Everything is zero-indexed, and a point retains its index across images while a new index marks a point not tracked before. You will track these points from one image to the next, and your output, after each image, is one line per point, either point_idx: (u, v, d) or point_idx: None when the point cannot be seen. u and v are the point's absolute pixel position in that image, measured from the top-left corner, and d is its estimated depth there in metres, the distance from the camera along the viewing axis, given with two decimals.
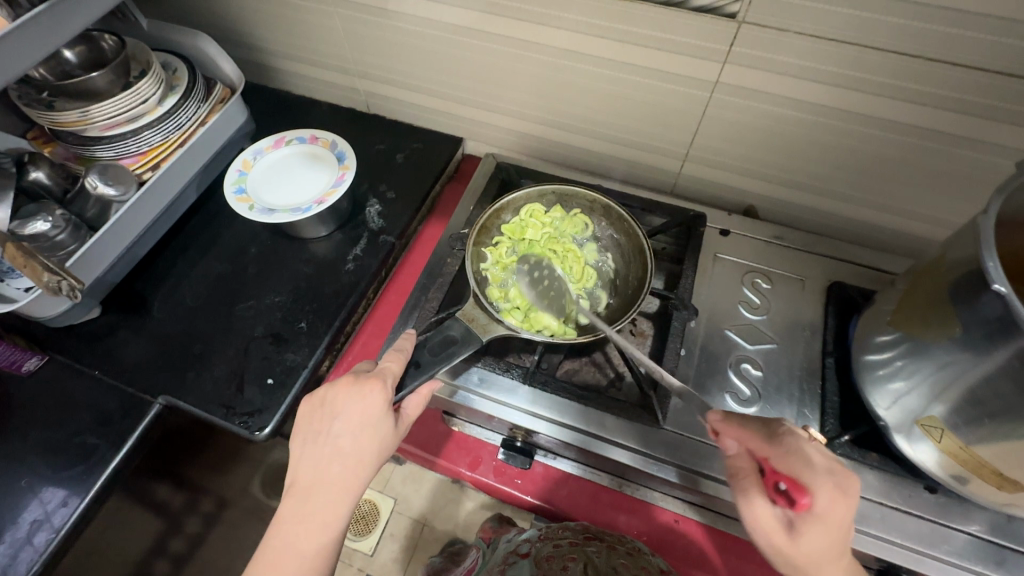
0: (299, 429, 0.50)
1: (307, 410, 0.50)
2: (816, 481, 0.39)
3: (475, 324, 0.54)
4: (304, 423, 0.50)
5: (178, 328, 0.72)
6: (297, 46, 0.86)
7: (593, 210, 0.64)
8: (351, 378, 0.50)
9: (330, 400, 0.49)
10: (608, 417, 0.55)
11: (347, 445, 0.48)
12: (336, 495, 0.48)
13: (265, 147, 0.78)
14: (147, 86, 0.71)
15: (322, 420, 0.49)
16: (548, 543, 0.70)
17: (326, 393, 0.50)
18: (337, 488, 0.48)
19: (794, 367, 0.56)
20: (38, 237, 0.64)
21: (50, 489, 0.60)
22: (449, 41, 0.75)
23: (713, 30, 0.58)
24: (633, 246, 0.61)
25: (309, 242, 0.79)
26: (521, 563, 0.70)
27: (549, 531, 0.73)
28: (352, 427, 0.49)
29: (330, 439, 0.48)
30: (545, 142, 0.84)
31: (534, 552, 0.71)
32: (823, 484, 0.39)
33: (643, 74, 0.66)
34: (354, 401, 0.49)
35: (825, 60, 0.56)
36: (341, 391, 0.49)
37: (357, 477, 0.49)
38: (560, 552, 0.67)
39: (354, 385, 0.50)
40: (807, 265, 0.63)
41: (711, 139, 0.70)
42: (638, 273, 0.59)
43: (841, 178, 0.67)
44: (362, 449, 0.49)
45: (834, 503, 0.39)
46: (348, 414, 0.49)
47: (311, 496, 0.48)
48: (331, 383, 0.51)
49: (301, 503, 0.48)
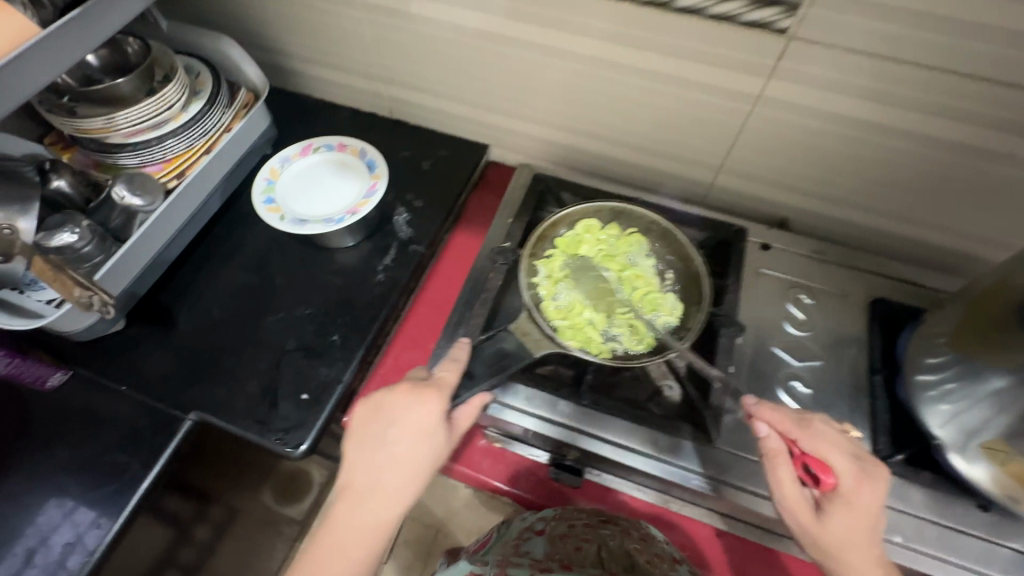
0: (354, 434, 0.49)
1: (361, 415, 0.49)
2: (840, 461, 0.47)
3: (528, 337, 0.55)
4: (358, 427, 0.49)
5: (206, 341, 0.70)
6: (321, 50, 0.84)
7: (649, 231, 0.64)
8: (408, 386, 0.49)
9: (387, 406, 0.49)
10: (662, 436, 0.55)
11: (402, 454, 0.48)
12: (387, 504, 0.47)
13: (291, 154, 0.76)
14: (172, 92, 0.69)
15: (378, 425, 0.48)
16: (562, 520, 0.70)
17: (383, 398, 0.49)
18: (390, 497, 0.47)
19: (841, 385, 0.56)
20: (64, 249, 0.62)
21: (83, 509, 0.59)
22: (480, 49, 0.74)
23: (760, 45, 0.57)
24: (688, 271, 0.61)
25: (335, 252, 0.78)
26: (533, 536, 0.70)
27: (563, 510, 0.71)
28: (408, 436, 0.48)
29: (386, 447, 0.48)
30: (572, 150, 0.83)
31: (546, 527, 0.70)
32: (845, 463, 0.47)
33: (682, 86, 0.66)
34: (413, 408, 0.48)
35: (871, 77, 0.56)
36: (399, 397, 0.49)
37: (409, 487, 0.48)
38: (574, 532, 0.68)
39: (412, 392, 0.49)
40: (850, 281, 0.63)
41: (748, 151, 0.70)
42: (694, 298, 0.59)
43: (878, 192, 0.67)
44: (420, 458, 0.48)
45: (858, 484, 0.46)
46: (405, 422, 0.48)
47: (365, 500, 0.47)
48: (388, 389, 0.50)
49: (350, 508, 0.47)
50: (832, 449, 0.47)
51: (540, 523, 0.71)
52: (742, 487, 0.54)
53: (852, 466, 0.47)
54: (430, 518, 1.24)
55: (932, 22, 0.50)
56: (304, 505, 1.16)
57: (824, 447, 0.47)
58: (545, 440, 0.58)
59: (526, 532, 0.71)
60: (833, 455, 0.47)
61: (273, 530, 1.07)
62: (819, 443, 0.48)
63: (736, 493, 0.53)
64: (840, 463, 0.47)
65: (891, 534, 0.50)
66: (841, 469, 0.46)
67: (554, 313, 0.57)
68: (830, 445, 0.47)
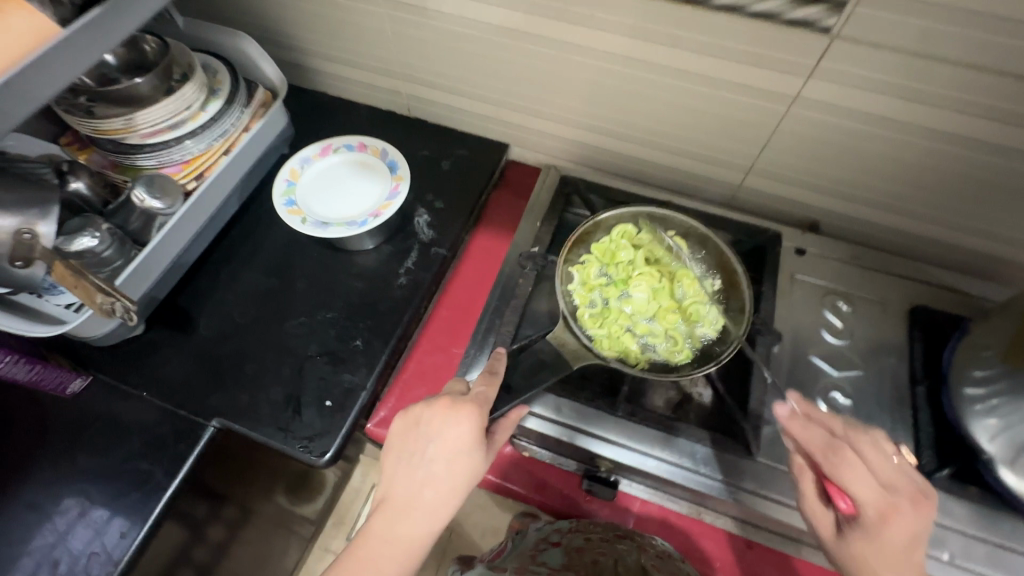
0: (392, 447, 0.49)
1: (400, 427, 0.49)
2: (864, 493, 0.44)
3: (565, 348, 0.54)
4: (396, 440, 0.49)
5: (227, 346, 0.69)
6: (339, 47, 0.82)
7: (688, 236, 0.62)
8: (448, 401, 0.48)
9: (426, 421, 0.48)
10: (699, 448, 0.54)
11: (440, 472, 0.47)
12: (424, 521, 0.46)
13: (311, 154, 0.74)
14: (191, 91, 0.67)
15: (416, 440, 0.48)
16: (577, 533, 0.69)
17: (422, 413, 0.48)
18: (427, 514, 0.47)
19: (882, 396, 0.55)
20: (85, 253, 0.61)
21: (107, 519, 0.58)
22: (505, 47, 0.72)
23: (802, 44, 0.55)
24: (728, 281, 0.59)
25: (356, 254, 0.76)
26: (549, 547, 0.70)
27: (578, 523, 0.69)
28: (447, 454, 0.47)
29: (425, 463, 0.47)
30: (595, 150, 0.81)
31: (562, 539, 0.70)
32: (871, 495, 0.44)
33: (716, 86, 0.64)
34: (452, 425, 0.47)
35: (917, 78, 0.54)
36: (438, 413, 0.48)
37: (446, 505, 0.47)
38: (591, 545, 0.69)
39: (451, 407, 0.48)
40: (888, 288, 0.61)
41: (781, 152, 0.68)
42: (737, 308, 0.57)
43: (914, 195, 0.66)
44: (458, 474, 0.47)
45: (883, 518, 0.44)
46: (443, 439, 0.47)
47: (403, 516, 0.46)
48: (426, 402, 0.49)
49: (386, 524, 0.46)
50: (858, 480, 0.45)
51: (556, 535, 0.71)
52: (781, 501, 0.53)
53: (879, 499, 0.44)
54: None
55: (985, 21, 0.48)
56: (319, 505, 1.16)
57: (848, 478, 0.45)
58: (577, 451, 0.57)
59: (542, 543, 0.71)
60: (857, 486, 0.45)
61: (289, 530, 1.07)
62: (845, 472, 0.45)
63: (775, 507, 0.53)
64: (863, 495, 0.44)
65: (937, 551, 0.49)
66: (864, 500, 0.44)
67: (591, 323, 0.57)
68: (857, 475, 0.45)
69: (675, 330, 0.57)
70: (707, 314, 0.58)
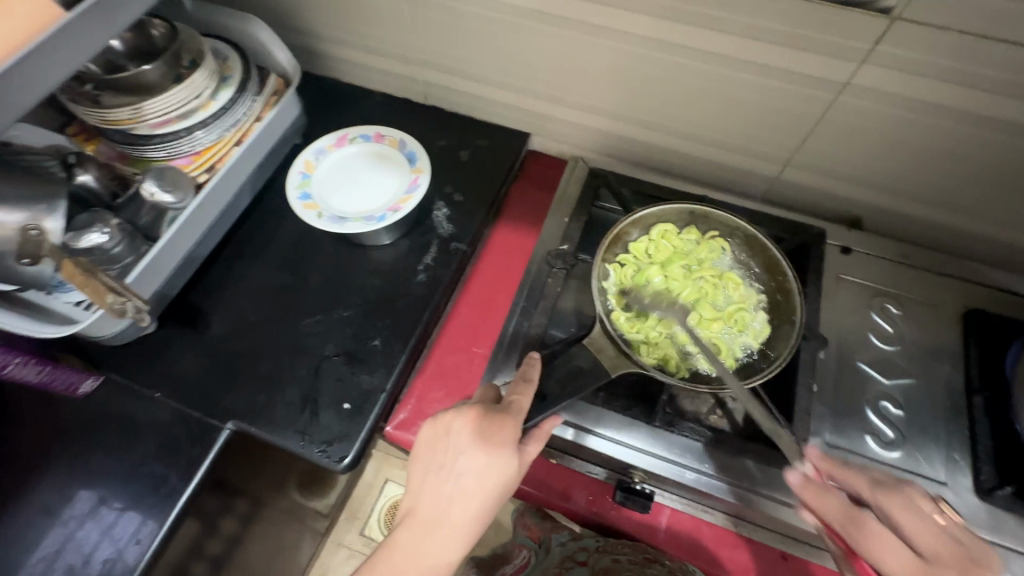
0: (420, 456, 0.46)
1: (430, 436, 0.46)
2: (896, 565, 0.39)
3: (603, 355, 0.51)
4: (424, 450, 0.46)
5: (242, 345, 0.67)
6: (353, 30, 0.78)
7: (732, 236, 0.59)
8: (481, 413, 0.45)
9: (457, 432, 0.45)
10: (750, 464, 0.52)
11: (471, 487, 0.44)
12: (452, 536, 0.44)
13: (326, 145, 0.71)
14: (201, 79, 0.64)
15: (447, 451, 0.45)
16: (605, 554, 0.70)
17: (453, 423, 0.46)
18: (455, 531, 0.44)
19: (936, 406, 0.51)
20: (93, 251, 0.58)
21: (122, 523, 0.56)
22: (529, 30, 0.68)
23: (857, 26, 0.51)
24: (777, 285, 0.56)
25: (372, 249, 0.73)
26: (575, 566, 0.71)
27: (606, 544, 0.71)
28: (478, 468, 0.44)
29: (455, 476, 0.44)
30: (621, 140, 0.77)
31: (590, 559, 0.71)
32: (906, 568, 0.39)
33: (758, 72, 0.60)
34: (484, 439, 0.45)
35: (984, 63, 0.50)
36: (470, 424, 0.45)
37: (476, 521, 0.45)
38: (619, 565, 0.67)
39: (483, 419, 0.45)
40: (939, 289, 0.57)
41: (823, 143, 0.64)
42: (786, 315, 0.55)
43: (967, 190, 0.61)
44: (489, 490, 0.45)
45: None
46: (476, 452, 0.44)
47: (431, 530, 0.44)
48: (458, 411, 0.46)
49: (412, 539, 0.44)
50: (883, 552, 0.40)
51: (582, 554, 0.72)
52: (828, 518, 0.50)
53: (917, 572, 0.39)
54: None
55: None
56: (332, 499, 1.15)
57: (873, 548, 0.40)
58: (609, 461, 0.54)
59: (569, 561, 0.73)
60: (885, 557, 0.40)
61: (302, 525, 1.06)
62: (869, 542, 0.41)
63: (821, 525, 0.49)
64: (895, 569, 0.39)
65: None
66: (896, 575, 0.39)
67: (628, 326, 0.54)
68: (885, 544, 0.40)
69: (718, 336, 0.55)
70: (753, 322, 0.55)
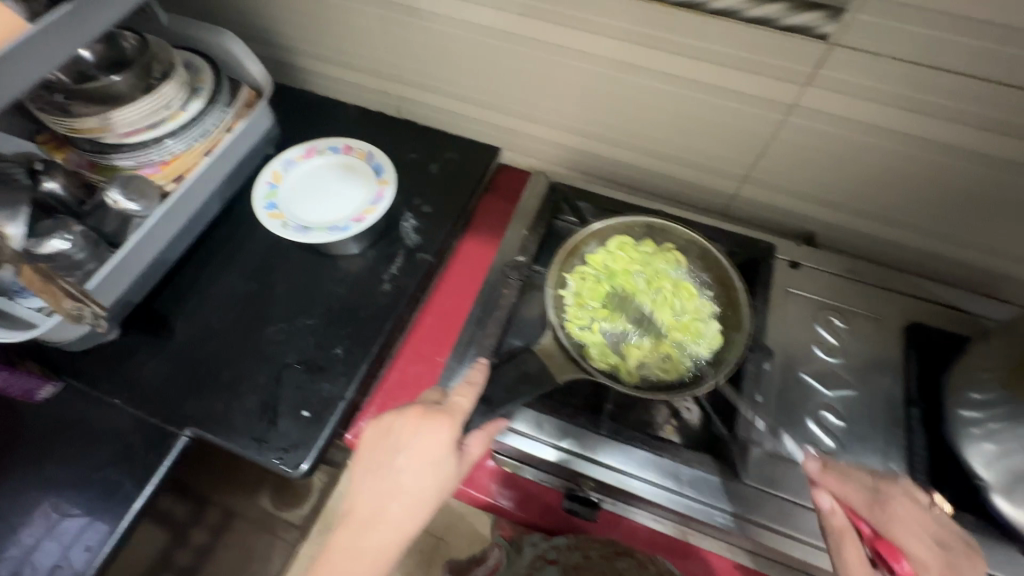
0: (362, 456, 0.48)
1: (372, 436, 0.48)
2: (922, 550, 0.42)
3: (552, 360, 0.52)
4: (367, 449, 0.48)
5: (205, 352, 0.67)
6: (327, 45, 0.80)
7: (687, 249, 0.61)
8: (421, 412, 0.47)
9: (398, 430, 0.47)
10: (686, 470, 0.52)
11: (410, 482, 0.46)
12: (392, 533, 0.45)
13: (295, 156, 0.73)
14: (171, 90, 0.65)
15: (387, 449, 0.47)
16: (576, 549, 0.68)
17: (395, 422, 0.47)
18: (394, 526, 0.46)
19: (876, 418, 0.53)
20: (55, 257, 0.59)
21: (75, 528, 0.56)
22: (494, 48, 0.69)
23: (799, 51, 0.53)
24: (727, 296, 0.58)
25: (339, 259, 0.74)
26: (546, 565, 0.69)
27: (576, 539, 0.68)
28: (417, 465, 0.46)
29: (394, 473, 0.46)
30: (587, 156, 0.79)
31: (560, 557, 0.68)
32: (929, 553, 0.42)
33: (710, 93, 0.62)
34: (423, 436, 0.46)
35: (915, 88, 0.52)
36: (410, 423, 0.47)
37: (415, 517, 0.46)
38: (590, 563, 0.67)
39: (424, 417, 0.47)
40: (885, 303, 0.59)
41: (776, 162, 0.66)
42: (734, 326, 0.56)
43: (912, 209, 0.64)
44: (428, 486, 0.46)
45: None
46: (415, 449, 0.46)
47: (369, 528, 0.45)
48: (399, 412, 0.48)
49: (353, 534, 0.45)
50: (909, 538, 0.43)
51: (552, 552, 0.69)
52: (767, 526, 0.51)
53: (938, 556, 0.42)
54: (431, 524, 1.22)
55: (990, 31, 0.46)
56: (303, 511, 1.14)
57: (903, 534, 0.43)
58: (559, 470, 0.56)
59: (539, 561, 0.70)
60: (912, 544, 0.42)
61: (273, 536, 1.05)
62: (898, 530, 0.43)
63: (761, 533, 0.51)
64: (921, 553, 0.42)
65: None
66: (924, 559, 0.42)
67: (582, 333, 0.55)
68: (911, 531, 0.43)
69: (670, 346, 0.55)
70: (708, 332, 0.56)
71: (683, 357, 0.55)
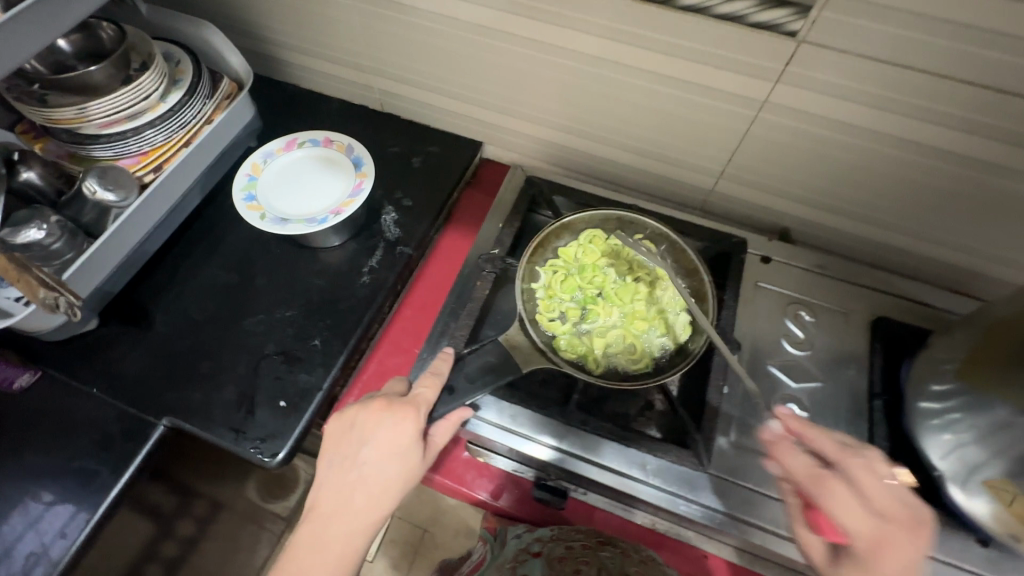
0: (326, 451, 0.48)
1: (335, 431, 0.49)
2: (853, 523, 0.42)
3: (517, 350, 0.53)
4: (330, 444, 0.48)
5: (184, 343, 0.67)
6: (307, 38, 0.80)
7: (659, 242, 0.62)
8: (384, 405, 0.48)
9: (361, 423, 0.48)
10: (650, 459, 0.54)
11: (373, 475, 0.46)
12: (356, 526, 0.46)
13: (275, 149, 0.73)
14: (149, 81, 0.65)
15: (350, 443, 0.47)
16: (559, 541, 0.68)
17: (357, 416, 0.48)
18: (358, 519, 0.46)
19: (840, 410, 0.55)
20: (31, 246, 0.59)
21: (49, 516, 0.56)
22: (472, 43, 0.69)
23: (770, 47, 0.53)
24: (696, 289, 0.59)
25: (320, 251, 0.75)
26: (529, 558, 0.69)
27: (559, 530, 0.69)
28: (381, 457, 0.47)
29: (357, 466, 0.47)
30: (568, 150, 0.79)
31: (543, 549, 0.69)
32: (862, 526, 0.41)
33: (684, 89, 0.62)
34: (386, 428, 0.47)
35: (882, 85, 0.52)
36: (373, 416, 0.48)
37: (379, 509, 0.47)
38: (573, 554, 0.67)
39: (387, 410, 0.48)
40: (853, 298, 0.62)
41: (751, 158, 0.67)
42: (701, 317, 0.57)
43: (883, 205, 0.64)
44: (392, 478, 0.47)
45: (876, 549, 0.40)
46: (378, 442, 0.47)
47: (333, 522, 0.46)
48: (362, 406, 0.49)
49: (317, 528, 0.46)
50: (844, 511, 0.42)
51: (536, 545, 0.70)
52: (731, 514, 0.52)
53: (872, 529, 0.41)
54: (418, 516, 1.23)
55: (959, 32, 0.46)
56: (291, 503, 1.15)
57: (835, 506, 0.43)
58: (529, 459, 0.58)
59: (523, 554, 0.70)
60: (844, 516, 0.42)
61: (260, 528, 1.06)
62: (832, 502, 0.43)
63: (726, 520, 0.52)
64: (853, 525, 0.41)
65: None
66: (855, 531, 0.41)
67: (551, 325, 0.57)
68: (844, 503, 0.42)
69: (637, 337, 0.57)
70: (675, 322, 0.57)
71: (648, 347, 0.57)
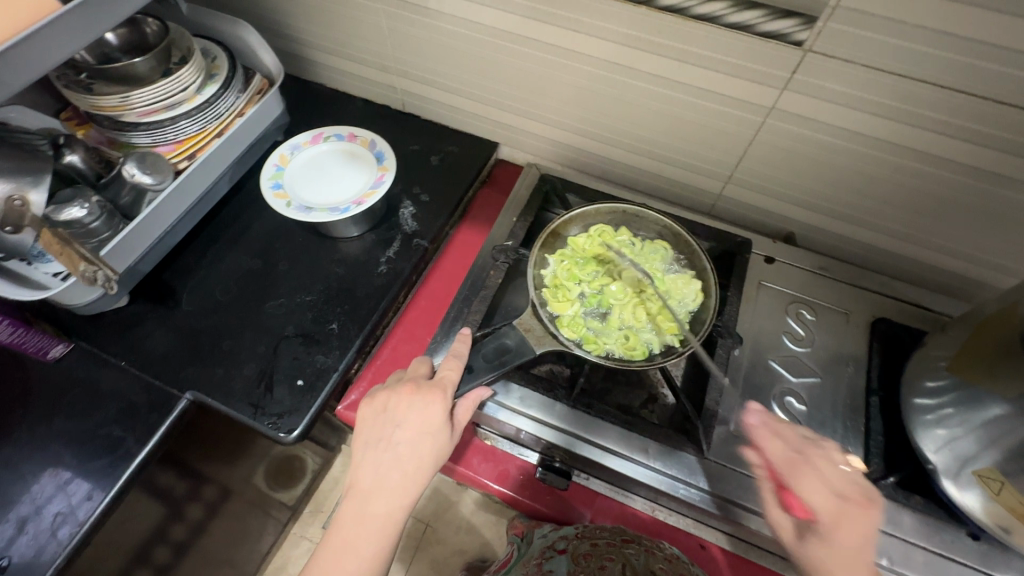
0: (360, 434, 0.51)
1: (369, 414, 0.51)
2: (818, 500, 0.46)
3: (530, 334, 0.56)
4: (366, 426, 0.51)
5: (208, 322, 0.71)
6: (335, 39, 0.84)
7: (662, 236, 0.67)
8: (414, 388, 0.51)
9: (393, 407, 0.51)
10: (652, 443, 0.56)
11: (408, 453, 0.49)
12: (394, 501, 0.48)
13: (302, 142, 0.77)
14: (188, 74, 0.68)
15: (384, 424, 0.50)
16: (584, 539, 0.66)
17: (389, 400, 0.51)
18: (394, 495, 0.48)
19: (838, 404, 0.59)
20: (73, 224, 0.63)
21: (76, 481, 0.59)
22: (490, 45, 0.72)
23: (777, 55, 0.56)
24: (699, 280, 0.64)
25: (340, 241, 0.78)
26: (555, 555, 0.67)
27: (585, 528, 0.67)
28: (414, 435, 0.49)
29: (391, 446, 0.49)
30: (580, 152, 0.82)
31: (569, 546, 0.66)
32: (825, 503, 0.46)
33: (695, 94, 0.64)
34: (418, 410, 0.50)
35: (880, 94, 0.55)
36: (404, 399, 0.51)
37: (414, 486, 0.49)
38: (598, 551, 0.64)
39: (415, 393, 0.51)
40: (850, 299, 0.67)
41: (757, 163, 0.69)
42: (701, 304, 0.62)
43: (884, 212, 0.67)
44: (424, 456, 0.49)
45: (835, 523, 0.45)
46: (410, 422, 0.50)
47: (372, 498, 0.48)
48: (393, 390, 0.52)
49: (357, 506, 0.48)
50: (812, 489, 0.46)
51: (562, 543, 0.67)
52: (730, 500, 0.55)
53: (833, 507, 0.46)
54: (421, 511, 1.25)
55: (964, 46, 0.48)
56: (298, 492, 1.18)
57: (803, 485, 0.47)
58: (535, 440, 0.61)
59: (548, 550, 0.68)
60: (811, 493, 0.46)
61: (267, 514, 1.08)
62: (802, 481, 0.47)
63: (725, 505, 0.54)
64: (818, 502, 0.46)
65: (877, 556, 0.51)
66: (818, 506, 0.46)
67: (559, 306, 0.60)
68: (813, 484, 0.47)
69: (642, 328, 0.60)
70: (676, 308, 0.61)
71: (652, 336, 0.60)
